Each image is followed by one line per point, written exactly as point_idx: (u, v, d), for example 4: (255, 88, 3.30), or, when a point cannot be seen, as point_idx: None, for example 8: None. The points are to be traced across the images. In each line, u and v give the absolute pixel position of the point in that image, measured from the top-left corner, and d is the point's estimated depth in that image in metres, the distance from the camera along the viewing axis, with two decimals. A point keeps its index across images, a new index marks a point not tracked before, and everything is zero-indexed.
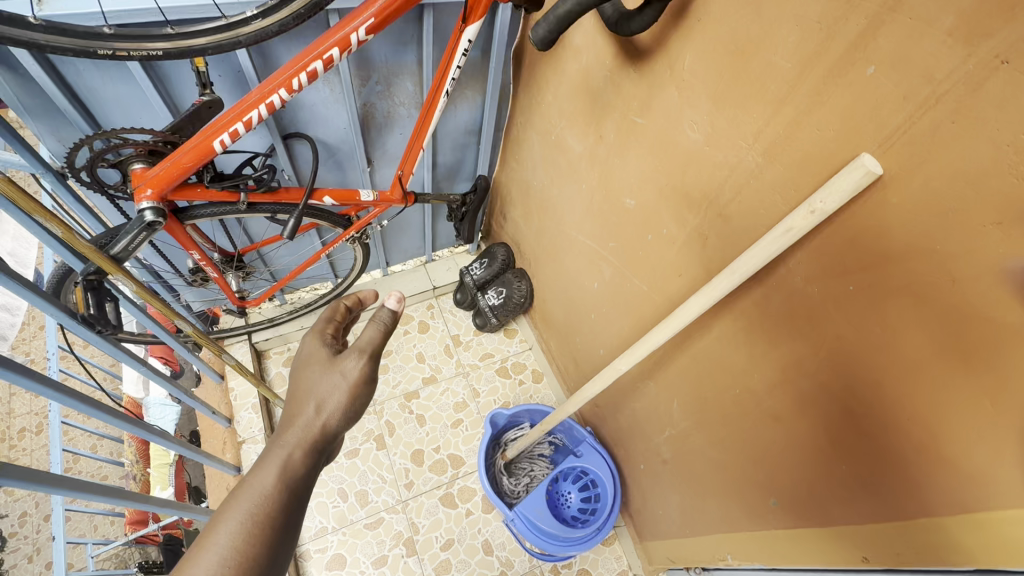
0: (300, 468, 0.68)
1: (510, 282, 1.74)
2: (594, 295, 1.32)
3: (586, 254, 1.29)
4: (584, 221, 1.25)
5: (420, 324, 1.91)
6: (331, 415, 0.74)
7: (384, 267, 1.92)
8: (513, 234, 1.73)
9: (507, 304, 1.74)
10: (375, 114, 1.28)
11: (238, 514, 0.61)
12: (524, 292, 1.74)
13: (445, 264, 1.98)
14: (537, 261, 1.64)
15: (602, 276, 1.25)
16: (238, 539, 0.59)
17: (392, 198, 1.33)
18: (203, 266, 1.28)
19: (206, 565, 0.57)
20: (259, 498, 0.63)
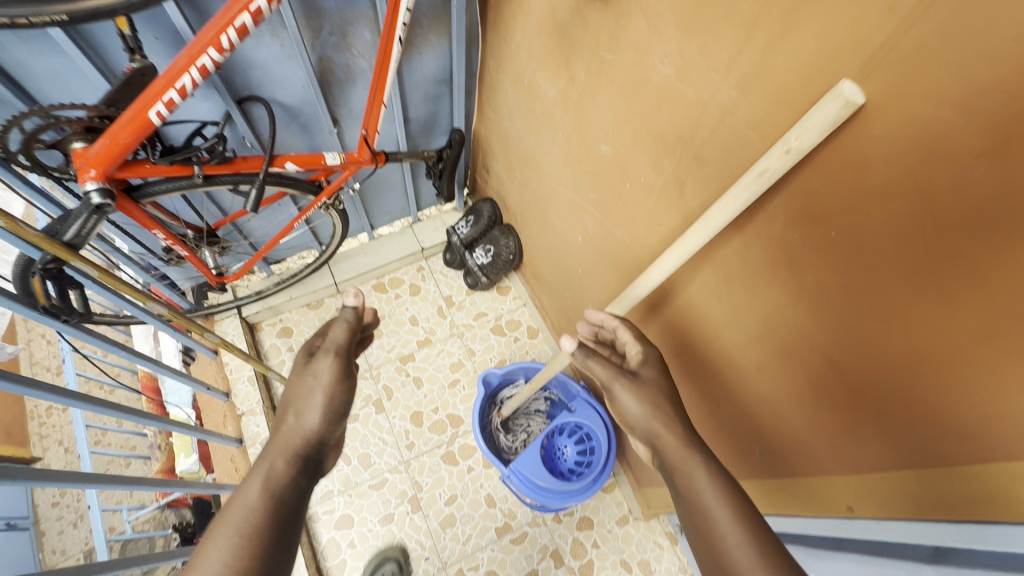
0: (282, 476, 0.78)
1: (497, 237, 1.69)
2: (580, 248, 1.27)
3: (568, 207, 1.23)
4: (562, 172, 1.18)
5: (411, 287, 1.88)
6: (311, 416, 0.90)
7: (370, 231, 1.87)
8: (498, 188, 1.66)
9: (496, 261, 1.71)
10: (333, 69, 1.19)
11: (228, 526, 0.69)
12: (514, 247, 1.69)
13: (433, 224, 1.93)
14: (523, 217, 1.58)
15: (585, 229, 1.19)
16: (228, 551, 0.65)
17: (362, 161, 1.25)
18: (172, 244, 1.24)
19: None
20: (246, 511, 0.71)
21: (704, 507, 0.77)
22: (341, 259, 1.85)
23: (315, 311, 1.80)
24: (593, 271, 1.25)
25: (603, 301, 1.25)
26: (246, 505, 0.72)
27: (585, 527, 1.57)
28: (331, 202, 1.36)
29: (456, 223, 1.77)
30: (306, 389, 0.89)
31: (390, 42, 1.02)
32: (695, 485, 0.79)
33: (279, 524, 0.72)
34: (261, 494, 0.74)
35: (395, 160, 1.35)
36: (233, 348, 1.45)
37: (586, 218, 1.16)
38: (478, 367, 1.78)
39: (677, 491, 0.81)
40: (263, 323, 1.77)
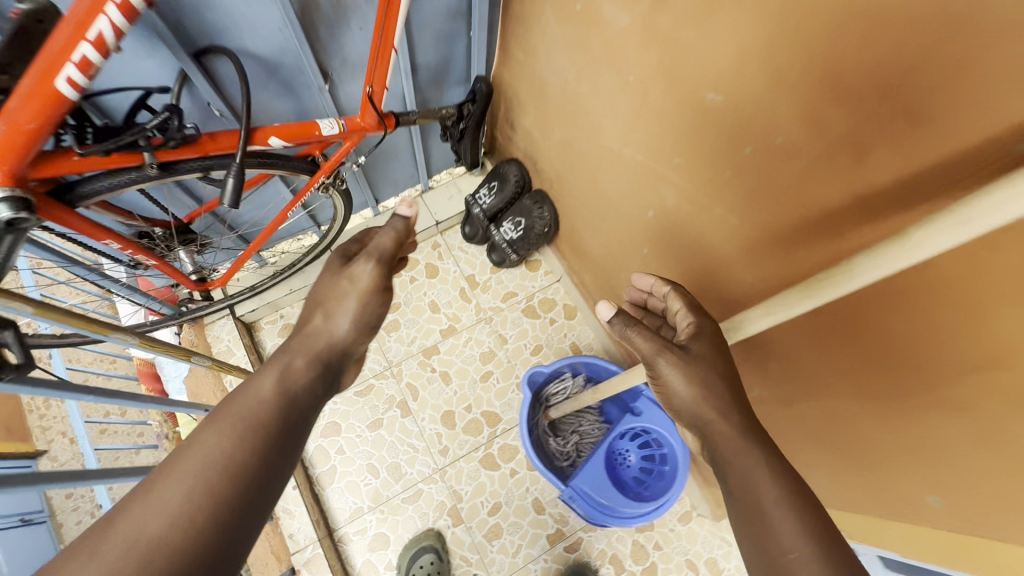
0: (299, 375, 0.72)
1: (529, 207, 1.43)
2: (648, 224, 1.01)
3: (635, 174, 0.97)
4: (631, 129, 0.91)
5: (428, 268, 1.63)
6: (340, 322, 0.82)
7: (374, 206, 1.59)
8: (527, 147, 1.38)
9: (529, 236, 1.45)
10: (317, 3, 0.89)
11: (231, 415, 0.63)
12: (549, 217, 1.42)
13: (446, 192, 1.65)
14: (560, 182, 1.31)
15: (659, 203, 0.94)
16: (227, 442, 0.59)
17: (369, 129, 0.97)
18: (130, 251, 0.97)
19: (195, 464, 0.56)
20: (255, 402, 0.65)
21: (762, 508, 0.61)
22: (344, 241, 1.59)
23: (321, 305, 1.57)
24: (665, 254, 1.00)
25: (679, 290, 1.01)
26: (256, 398, 0.66)
27: (645, 529, 1.41)
28: (329, 182, 1.08)
29: (476, 191, 1.50)
30: (339, 292, 0.81)
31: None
32: (751, 476, 0.64)
33: (280, 423, 0.65)
34: (272, 390, 0.68)
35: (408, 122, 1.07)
36: (233, 368, 1.18)
37: (663, 190, 0.90)
38: (513, 356, 1.57)
39: (729, 477, 0.67)
40: (261, 323, 1.53)
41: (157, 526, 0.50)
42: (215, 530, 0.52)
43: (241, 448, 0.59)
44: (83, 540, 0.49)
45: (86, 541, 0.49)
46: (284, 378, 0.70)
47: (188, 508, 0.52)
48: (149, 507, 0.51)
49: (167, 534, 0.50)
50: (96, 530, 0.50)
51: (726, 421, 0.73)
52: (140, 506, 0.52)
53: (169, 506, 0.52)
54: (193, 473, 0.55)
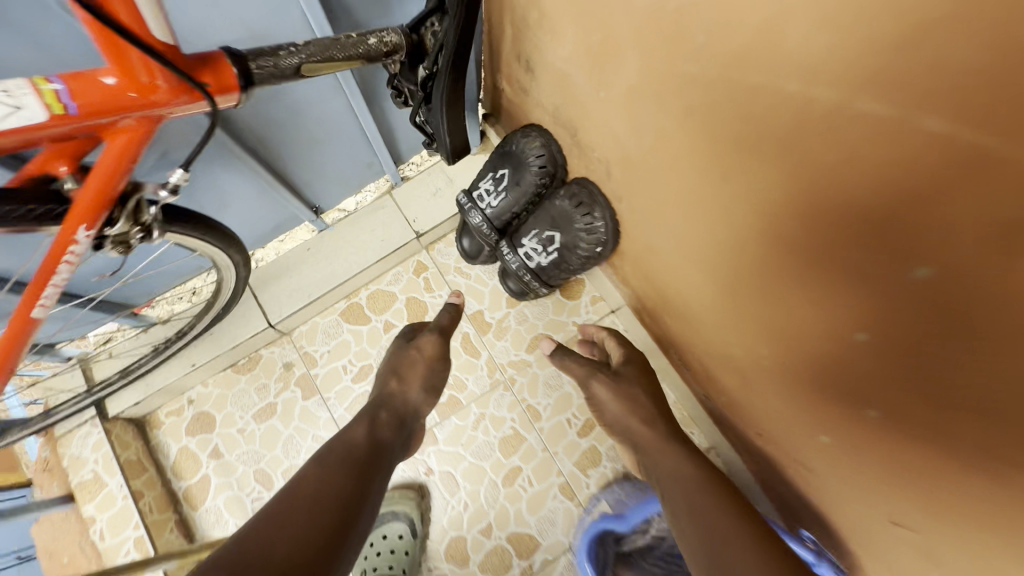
0: (388, 426, 0.72)
1: (564, 211, 0.81)
2: (887, 281, 0.40)
3: (885, 158, 0.35)
4: (916, 22, 0.29)
5: (411, 307, 1.07)
6: (411, 385, 0.81)
7: (317, 218, 1.00)
8: (555, 102, 0.76)
9: (567, 258, 0.84)
10: None
11: (328, 454, 0.63)
12: (601, 227, 0.80)
13: (427, 185, 1.05)
14: (624, 167, 0.70)
15: (980, 250, 0.32)
16: (328, 482, 0.58)
17: (164, 104, 0.42)
18: None
19: (306, 488, 0.57)
20: (347, 444, 0.65)
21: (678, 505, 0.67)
22: (273, 278, 1.01)
23: (249, 379, 1.02)
24: (940, 355, 0.40)
25: (959, 434, 0.42)
26: (349, 443, 0.67)
27: None
28: (118, 233, 0.49)
29: (475, 183, 0.89)
30: (408, 359, 0.84)
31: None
32: (680, 491, 0.68)
33: (373, 466, 0.64)
34: (364, 439, 0.67)
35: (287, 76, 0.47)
36: None
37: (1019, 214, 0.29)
38: (548, 440, 1.01)
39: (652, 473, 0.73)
40: (160, 411, 1.00)
41: (286, 544, 0.50)
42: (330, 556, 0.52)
43: (345, 487, 0.59)
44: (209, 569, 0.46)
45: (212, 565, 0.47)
46: (373, 426, 0.71)
47: (309, 533, 0.52)
48: (271, 532, 0.51)
49: (290, 562, 0.49)
50: (223, 556, 0.48)
51: (651, 428, 0.78)
52: (266, 525, 0.51)
53: (294, 526, 0.52)
54: (304, 497, 0.56)
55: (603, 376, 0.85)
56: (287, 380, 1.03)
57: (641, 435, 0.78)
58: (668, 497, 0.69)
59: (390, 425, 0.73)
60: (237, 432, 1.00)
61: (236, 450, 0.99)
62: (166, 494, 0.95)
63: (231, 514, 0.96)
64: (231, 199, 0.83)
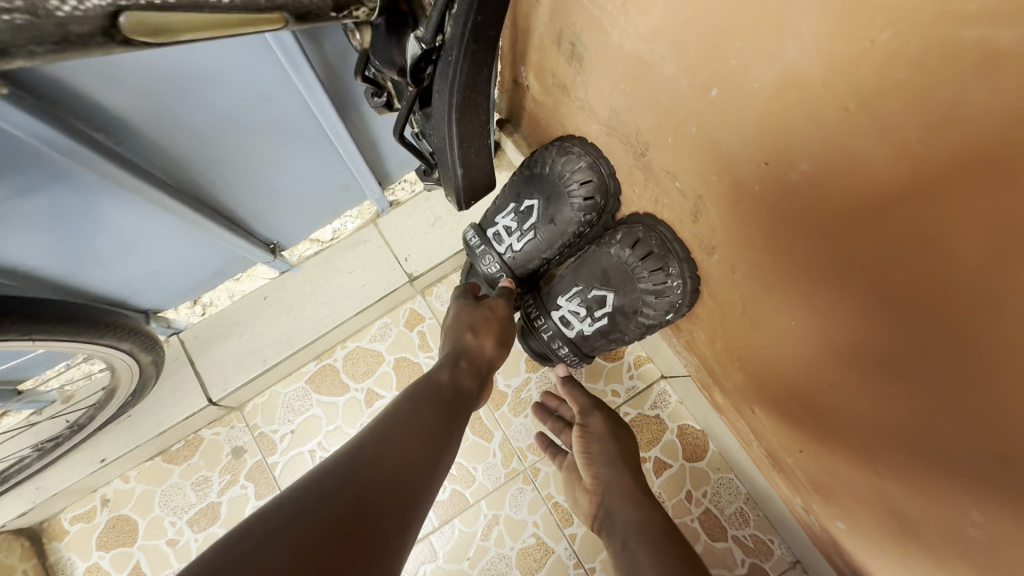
0: (473, 374, 0.58)
1: (621, 264, 0.59)
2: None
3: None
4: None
5: (401, 373, 0.82)
6: (489, 341, 0.62)
7: (277, 257, 0.75)
8: (612, 103, 0.51)
9: (620, 329, 0.61)
10: None
11: (415, 393, 0.52)
12: (675, 289, 0.56)
13: (424, 215, 0.81)
14: (729, 207, 0.45)
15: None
16: (418, 422, 0.48)
17: None
18: None
19: (395, 423, 0.46)
20: (433, 384, 0.54)
21: (629, 550, 0.51)
22: (217, 338, 0.76)
23: (186, 470, 0.77)
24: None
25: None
26: (433, 388, 0.53)
27: None
28: None
29: (490, 216, 0.65)
30: (483, 313, 0.63)
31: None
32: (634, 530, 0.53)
33: (458, 421, 0.52)
34: (450, 378, 0.55)
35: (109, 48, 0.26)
36: None
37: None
38: (581, 554, 0.75)
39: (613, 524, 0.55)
40: (63, 516, 0.75)
41: (383, 478, 0.40)
42: (412, 514, 0.40)
43: (436, 432, 0.48)
44: (295, 502, 0.36)
45: (305, 498, 0.36)
46: (454, 368, 0.57)
47: (403, 473, 0.42)
48: (366, 464, 0.41)
49: (384, 504, 0.39)
50: (309, 492, 0.37)
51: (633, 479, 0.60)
52: (355, 458, 0.41)
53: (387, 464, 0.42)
54: (395, 435, 0.45)
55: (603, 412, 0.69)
56: (235, 472, 0.77)
57: (608, 476, 0.61)
58: (625, 546, 0.52)
59: (473, 372, 0.59)
60: (167, 544, 0.74)
61: (163, 570, 0.74)
62: None
63: None
64: (147, 244, 0.59)
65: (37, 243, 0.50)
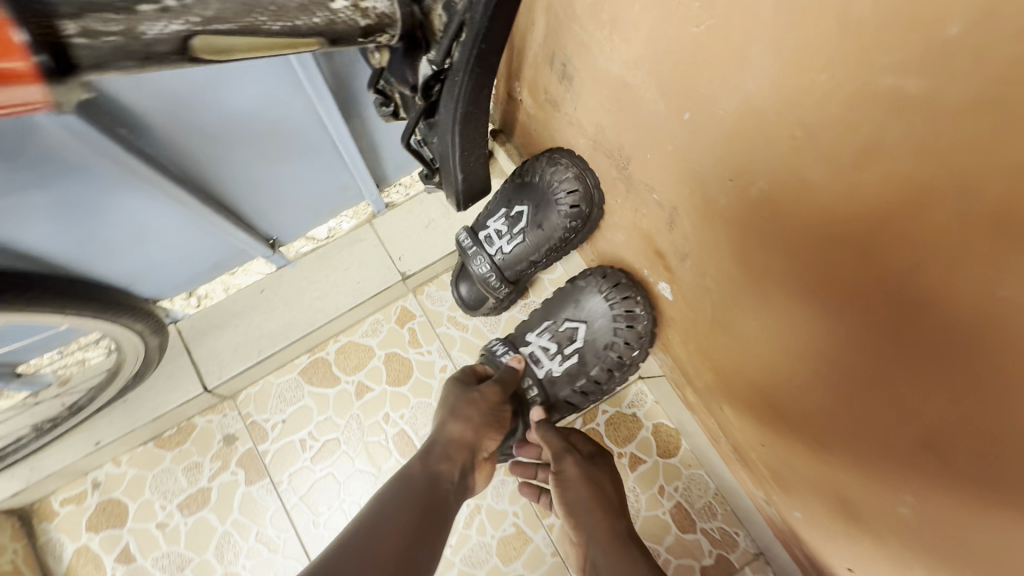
0: (448, 462, 0.62)
1: (591, 301, 0.72)
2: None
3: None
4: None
5: (391, 366, 0.85)
6: (466, 425, 0.66)
7: (276, 252, 0.78)
8: (597, 120, 0.56)
9: (589, 359, 0.72)
10: None
11: (388, 493, 0.56)
12: (637, 311, 0.69)
13: (418, 217, 0.84)
14: (700, 217, 0.50)
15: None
16: (388, 522, 0.52)
17: None
18: None
19: (365, 528, 0.50)
20: (406, 482, 0.58)
21: None
22: (213, 328, 0.78)
23: (177, 456, 0.79)
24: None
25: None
26: (409, 483, 0.57)
27: None
28: None
29: (481, 221, 0.69)
30: (466, 401, 0.67)
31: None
32: None
33: (433, 514, 0.55)
34: (421, 472, 0.59)
35: (176, 63, 0.29)
36: None
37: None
38: (558, 543, 0.80)
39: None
40: (53, 498, 0.76)
41: None
42: None
43: (407, 534, 0.51)
44: None
45: None
46: (429, 459, 0.61)
47: None
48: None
49: None
50: None
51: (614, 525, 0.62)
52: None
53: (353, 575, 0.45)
54: (364, 543, 0.49)
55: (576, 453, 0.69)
56: (227, 459, 0.80)
57: (591, 522, 0.63)
58: None
59: (449, 458, 0.62)
60: (156, 528, 0.76)
61: (152, 552, 0.76)
62: None
63: None
64: (154, 233, 0.62)
65: (44, 228, 0.52)
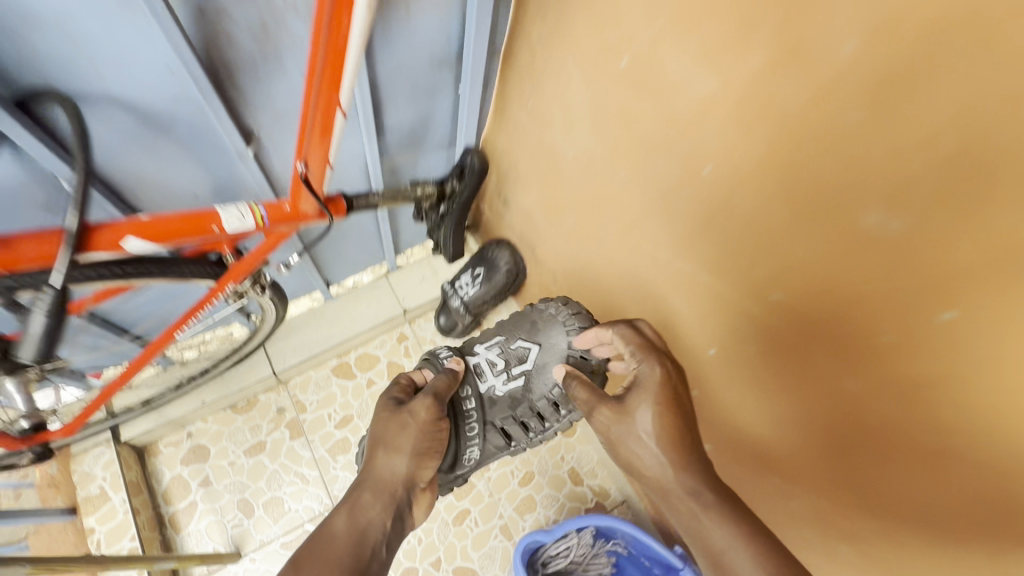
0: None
1: (552, 331, 0.81)
2: (887, 296, 0.43)
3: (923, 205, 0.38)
4: (727, 220, 0.57)
5: (391, 369, 1.29)
6: (399, 459, 0.63)
7: (327, 291, 1.24)
8: (521, 226, 1.08)
9: (535, 383, 0.80)
10: (232, 35, 0.59)
11: (303, 553, 0.52)
12: (591, 342, 0.78)
13: (416, 274, 1.33)
14: (566, 276, 1.01)
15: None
16: None
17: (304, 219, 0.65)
18: None
19: None
20: (321, 555, 0.52)
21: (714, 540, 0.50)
22: (281, 336, 1.23)
23: (245, 419, 1.20)
24: (920, 394, 0.44)
25: (910, 500, 0.49)
26: (327, 539, 0.54)
27: None
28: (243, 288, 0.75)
29: (457, 277, 1.20)
30: (397, 428, 0.65)
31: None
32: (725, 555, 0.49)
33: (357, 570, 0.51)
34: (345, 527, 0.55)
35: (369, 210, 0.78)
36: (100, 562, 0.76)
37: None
38: (493, 487, 1.22)
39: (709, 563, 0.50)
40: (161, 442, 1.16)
41: None
42: None
43: None
44: None
45: None
46: (356, 510, 0.58)
47: None
48: None
49: None
50: None
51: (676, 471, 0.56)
52: None
53: None
54: None
55: (608, 404, 0.63)
56: (278, 422, 1.21)
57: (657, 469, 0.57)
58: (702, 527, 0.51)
59: (379, 496, 0.60)
60: (228, 464, 1.16)
61: (223, 479, 1.15)
62: (156, 517, 1.10)
63: (210, 538, 1.10)
64: None
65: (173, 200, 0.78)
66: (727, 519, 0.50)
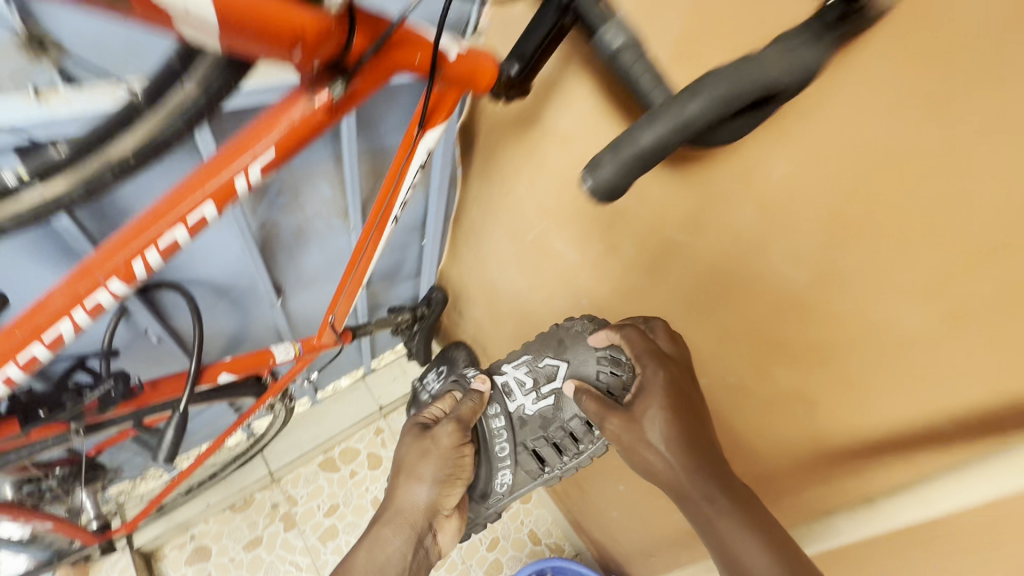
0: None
1: (583, 345, 0.77)
2: (823, 291, 0.53)
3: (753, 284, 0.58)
4: None
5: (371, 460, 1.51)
6: (419, 490, 0.71)
7: (315, 396, 1.48)
8: (475, 331, 1.39)
9: (565, 404, 0.77)
10: (280, 234, 0.91)
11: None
12: (621, 355, 0.72)
13: (388, 374, 1.58)
14: None
15: (794, 338, 0.57)
16: None
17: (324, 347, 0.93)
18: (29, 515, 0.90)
19: None
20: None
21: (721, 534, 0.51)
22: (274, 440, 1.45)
23: (243, 517, 1.38)
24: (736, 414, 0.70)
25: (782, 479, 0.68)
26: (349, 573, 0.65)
27: None
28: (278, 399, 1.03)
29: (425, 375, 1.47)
30: (416, 456, 0.72)
31: (138, 256, 0.46)
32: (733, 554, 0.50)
33: None
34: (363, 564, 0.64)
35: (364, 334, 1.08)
36: None
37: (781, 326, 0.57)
38: (465, 555, 1.42)
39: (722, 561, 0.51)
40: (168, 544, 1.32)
41: None
42: None
43: None
44: None
45: None
46: (377, 541, 0.67)
47: None
48: None
49: None
50: None
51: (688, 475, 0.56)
52: None
53: None
54: None
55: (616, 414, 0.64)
56: (273, 516, 1.39)
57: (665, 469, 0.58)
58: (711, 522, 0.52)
59: (398, 526, 0.69)
60: (229, 559, 1.33)
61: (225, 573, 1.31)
62: None
63: None
64: None
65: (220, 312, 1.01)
66: (746, 523, 0.51)
